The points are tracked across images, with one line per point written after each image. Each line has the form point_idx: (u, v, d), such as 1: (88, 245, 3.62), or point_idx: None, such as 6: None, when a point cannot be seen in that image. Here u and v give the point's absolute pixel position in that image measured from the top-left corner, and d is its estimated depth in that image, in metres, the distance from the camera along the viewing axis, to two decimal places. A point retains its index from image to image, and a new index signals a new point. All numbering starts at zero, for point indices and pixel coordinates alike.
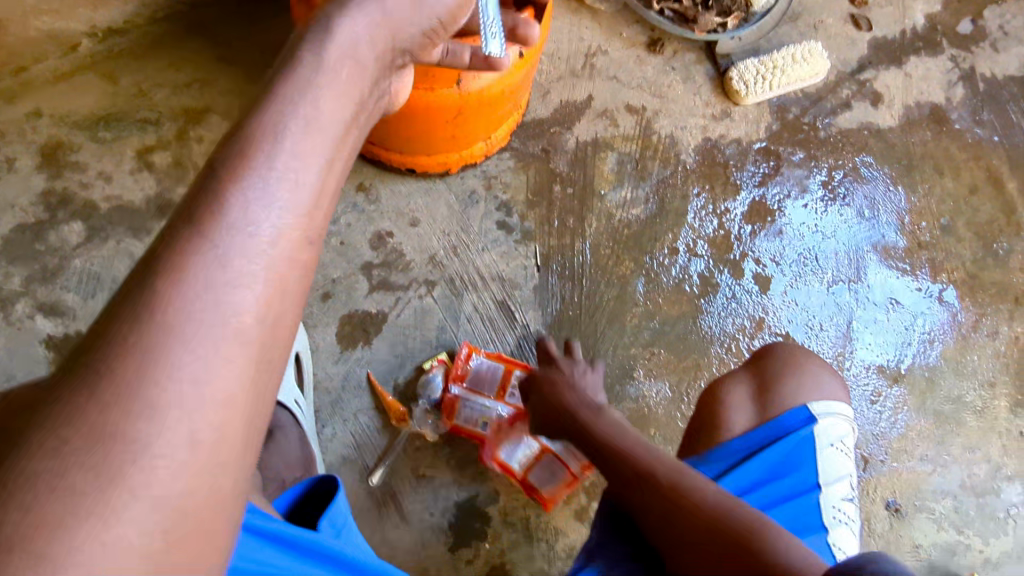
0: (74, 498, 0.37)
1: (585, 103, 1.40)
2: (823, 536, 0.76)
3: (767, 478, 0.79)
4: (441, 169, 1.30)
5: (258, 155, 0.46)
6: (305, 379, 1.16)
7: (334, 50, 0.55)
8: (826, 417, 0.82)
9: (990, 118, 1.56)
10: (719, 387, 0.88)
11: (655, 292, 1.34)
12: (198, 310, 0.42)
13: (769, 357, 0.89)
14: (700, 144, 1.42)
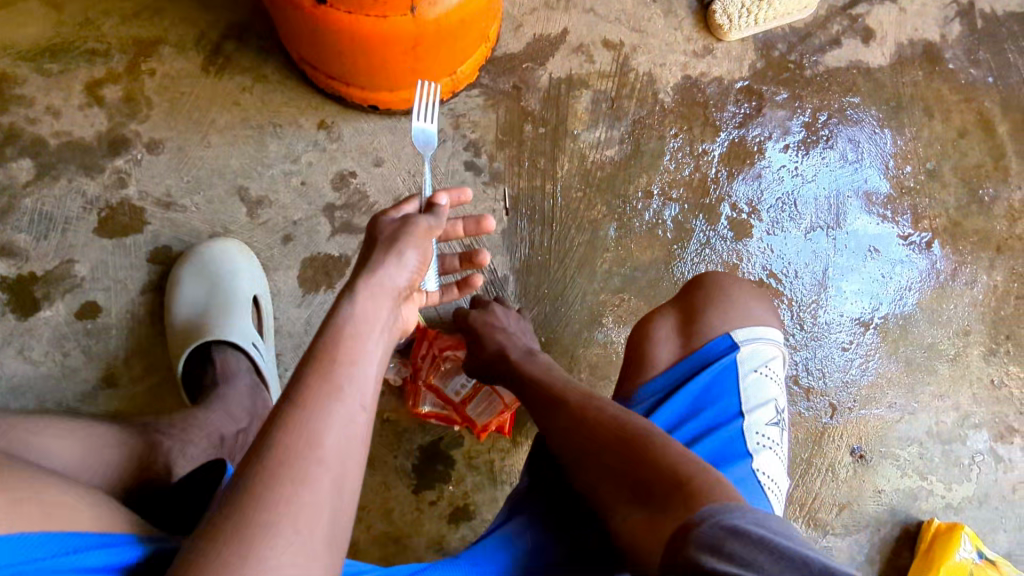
0: (261, 525, 0.55)
1: (560, 37, 1.33)
2: (749, 463, 0.81)
3: (693, 410, 0.84)
4: (406, 106, 1.23)
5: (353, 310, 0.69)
6: (265, 321, 1.15)
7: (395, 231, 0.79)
8: (748, 344, 0.86)
9: (986, 58, 1.49)
10: (647, 323, 0.92)
11: (627, 237, 1.30)
12: (328, 417, 0.62)
13: (699, 289, 0.93)
14: (679, 83, 1.36)
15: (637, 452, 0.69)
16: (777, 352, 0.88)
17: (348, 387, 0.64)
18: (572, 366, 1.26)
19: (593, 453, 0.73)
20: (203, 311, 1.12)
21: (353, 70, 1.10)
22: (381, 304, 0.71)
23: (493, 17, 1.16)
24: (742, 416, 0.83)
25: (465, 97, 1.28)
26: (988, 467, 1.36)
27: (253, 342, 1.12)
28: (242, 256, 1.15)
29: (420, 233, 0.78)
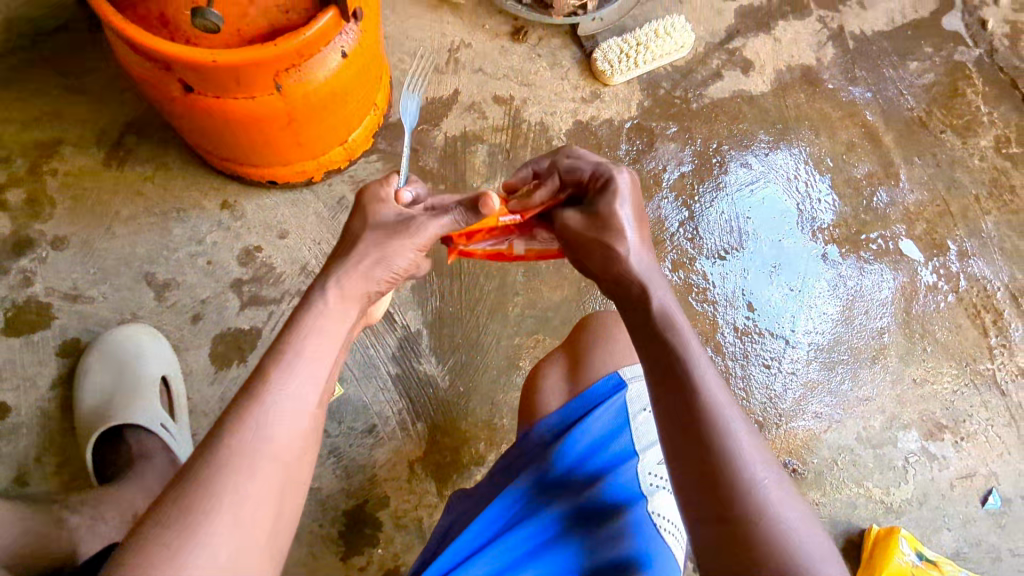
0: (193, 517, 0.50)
1: (452, 98, 1.40)
2: (643, 505, 0.77)
3: (591, 449, 0.81)
4: (304, 178, 1.27)
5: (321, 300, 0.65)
6: (176, 400, 1.15)
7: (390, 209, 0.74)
8: (636, 381, 0.83)
9: (863, 75, 1.58)
10: (538, 373, 0.92)
11: (536, 280, 1.33)
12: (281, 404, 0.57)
13: (585, 330, 0.93)
14: (571, 128, 1.42)
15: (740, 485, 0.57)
16: None
17: (304, 380, 0.59)
18: (493, 412, 1.26)
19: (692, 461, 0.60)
20: (111, 396, 1.12)
21: (240, 150, 1.14)
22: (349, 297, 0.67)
23: (376, 85, 1.22)
24: (637, 457, 0.80)
25: (363, 163, 1.33)
26: (923, 466, 1.37)
27: (162, 422, 1.11)
28: (149, 338, 1.16)
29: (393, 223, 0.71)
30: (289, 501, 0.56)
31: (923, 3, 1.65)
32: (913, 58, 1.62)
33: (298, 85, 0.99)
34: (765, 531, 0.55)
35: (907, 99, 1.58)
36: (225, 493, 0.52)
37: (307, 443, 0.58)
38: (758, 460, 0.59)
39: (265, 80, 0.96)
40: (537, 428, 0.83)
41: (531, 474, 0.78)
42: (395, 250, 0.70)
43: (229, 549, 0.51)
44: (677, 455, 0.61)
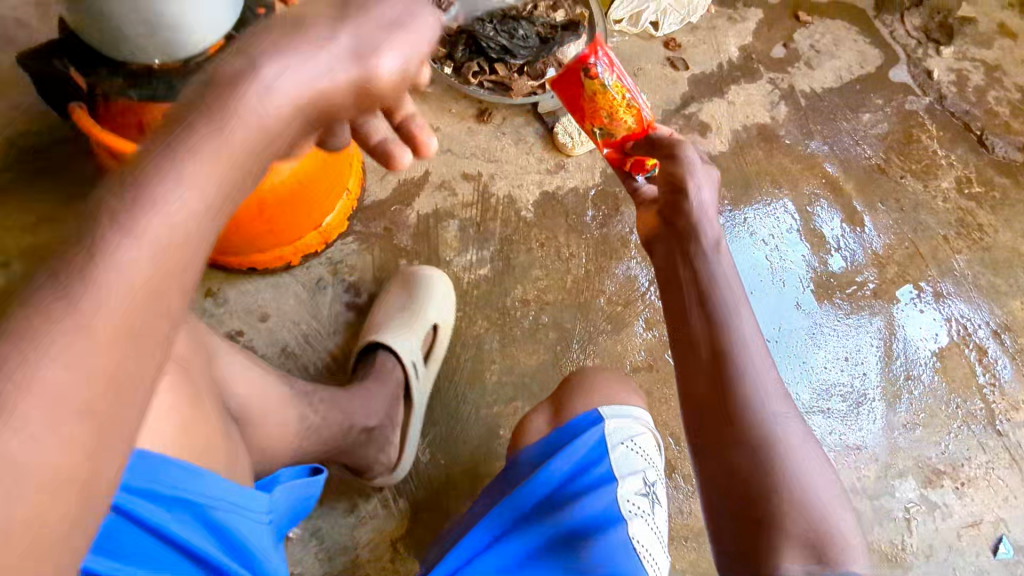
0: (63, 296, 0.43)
1: (423, 178, 1.47)
2: (620, 526, 0.87)
3: (575, 473, 0.92)
4: (282, 263, 1.33)
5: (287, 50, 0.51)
6: None
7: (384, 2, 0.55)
8: (615, 419, 0.96)
9: (817, 129, 1.65)
10: (528, 419, 1.10)
11: (512, 347, 1.35)
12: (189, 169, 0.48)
13: (570, 384, 1.10)
14: (538, 198, 1.48)
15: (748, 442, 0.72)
16: (640, 432, 0.98)
17: (233, 142, 0.49)
18: (476, 481, 1.26)
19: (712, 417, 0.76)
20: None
21: (218, 240, 1.21)
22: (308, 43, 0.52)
23: (345, 171, 1.30)
24: (616, 483, 0.90)
25: (340, 245, 1.38)
26: (925, 516, 1.33)
27: None
28: None
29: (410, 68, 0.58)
30: (159, 327, 0.47)
31: (868, 59, 1.74)
32: (864, 110, 1.69)
33: (265, 175, 1.06)
34: (759, 425, 0.73)
35: (863, 149, 1.64)
36: (87, 305, 0.44)
37: (188, 244, 0.48)
38: (771, 384, 0.76)
39: None
40: (523, 457, 0.98)
41: (516, 497, 0.90)
42: (392, 14, 0.55)
43: (99, 348, 0.44)
44: (702, 341, 0.79)
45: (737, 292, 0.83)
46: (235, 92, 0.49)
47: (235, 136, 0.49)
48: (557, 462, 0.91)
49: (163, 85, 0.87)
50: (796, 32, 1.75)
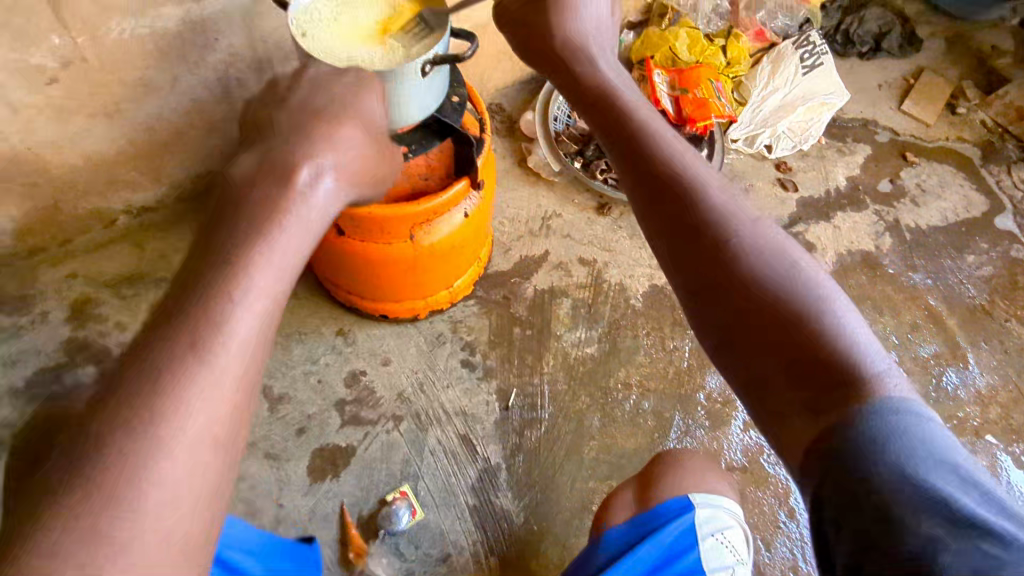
0: (106, 501, 0.52)
1: (542, 256, 1.60)
2: None
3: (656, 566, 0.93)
4: (411, 315, 1.45)
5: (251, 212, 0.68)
6: None
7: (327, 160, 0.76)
8: (706, 508, 0.98)
9: (922, 263, 1.71)
10: (613, 496, 1.10)
11: (611, 426, 1.42)
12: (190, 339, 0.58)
13: (658, 463, 1.10)
14: (648, 290, 1.58)
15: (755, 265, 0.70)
16: (732, 523, 0.98)
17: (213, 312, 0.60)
18: (562, 554, 1.29)
19: (713, 277, 0.72)
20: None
21: (366, 286, 1.35)
22: (324, 192, 0.74)
23: (483, 241, 1.44)
24: None
25: (462, 306, 1.51)
26: None
27: None
28: None
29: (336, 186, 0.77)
30: (204, 478, 0.57)
31: (974, 204, 1.81)
32: (969, 252, 1.74)
33: (428, 234, 1.21)
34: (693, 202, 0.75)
35: (967, 288, 1.68)
36: (132, 492, 0.53)
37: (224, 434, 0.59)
38: (696, 174, 0.78)
39: (404, 230, 1.18)
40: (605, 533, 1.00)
41: None
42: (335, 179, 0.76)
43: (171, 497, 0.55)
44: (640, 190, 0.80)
45: (661, 128, 0.83)
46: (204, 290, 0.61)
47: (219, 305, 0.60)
48: (646, 546, 0.94)
49: None
50: (903, 170, 1.84)
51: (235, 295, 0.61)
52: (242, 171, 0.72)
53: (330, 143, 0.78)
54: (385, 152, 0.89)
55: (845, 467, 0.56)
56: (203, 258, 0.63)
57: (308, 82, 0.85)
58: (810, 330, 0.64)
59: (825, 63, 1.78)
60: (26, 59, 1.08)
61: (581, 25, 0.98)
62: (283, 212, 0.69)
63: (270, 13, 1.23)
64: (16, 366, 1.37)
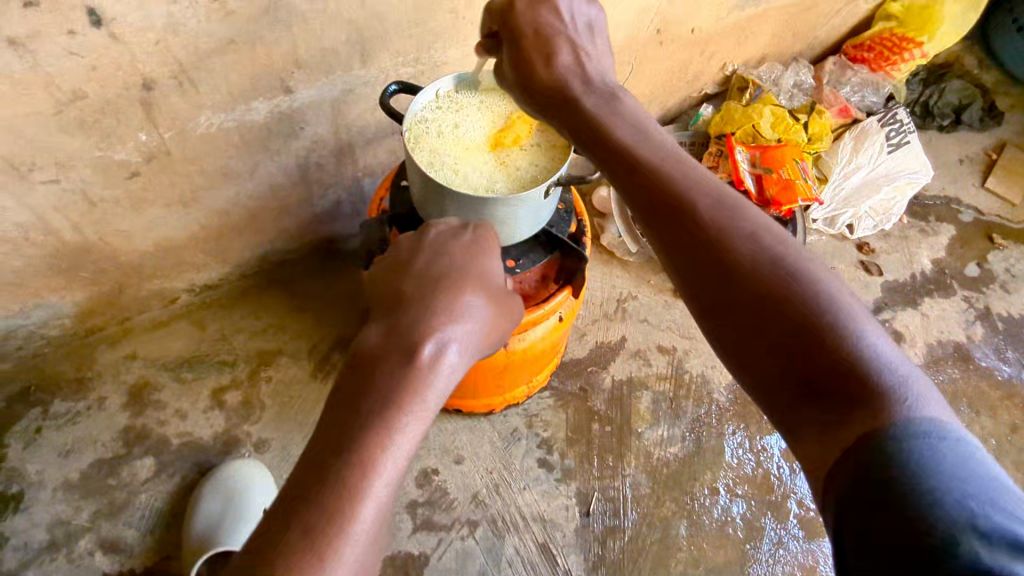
0: None
1: (619, 343, 1.52)
2: None
3: None
4: (486, 409, 1.37)
5: (404, 361, 0.66)
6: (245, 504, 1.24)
7: (464, 309, 0.76)
8: None
9: (1017, 355, 1.62)
10: None
11: (699, 536, 1.33)
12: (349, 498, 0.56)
13: None
14: (731, 383, 1.51)
15: (765, 271, 0.61)
16: None
17: (372, 467, 0.58)
18: None
19: (723, 296, 0.63)
20: (219, 525, 1.22)
21: None
22: (450, 366, 0.70)
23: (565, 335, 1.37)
24: None
25: (537, 398, 1.43)
26: None
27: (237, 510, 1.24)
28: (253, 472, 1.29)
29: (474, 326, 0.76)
30: None
31: None
32: None
33: (520, 341, 1.15)
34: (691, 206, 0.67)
35: None
36: None
37: None
38: (691, 179, 0.69)
39: (499, 338, 1.12)
40: None
41: None
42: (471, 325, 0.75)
43: None
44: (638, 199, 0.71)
45: (655, 133, 0.74)
46: (361, 447, 0.59)
47: (376, 464, 0.59)
48: None
49: None
50: (990, 253, 1.76)
51: (357, 500, 0.56)
52: (384, 327, 0.71)
53: (454, 313, 0.74)
54: (506, 304, 0.84)
55: (865, 489, 0.45)
56: (327, 451, 0.59)
57: (428, 240, 0.85)
58: (833, 347, 0.54)
59: (910, 142, 1.72)
60: (110, 156, 1.02)
61: (556, 56, 0.79)
62: (413, 394, 0.64)
63: (359, 102, 1.18)
64: (71, 456, 1.30)
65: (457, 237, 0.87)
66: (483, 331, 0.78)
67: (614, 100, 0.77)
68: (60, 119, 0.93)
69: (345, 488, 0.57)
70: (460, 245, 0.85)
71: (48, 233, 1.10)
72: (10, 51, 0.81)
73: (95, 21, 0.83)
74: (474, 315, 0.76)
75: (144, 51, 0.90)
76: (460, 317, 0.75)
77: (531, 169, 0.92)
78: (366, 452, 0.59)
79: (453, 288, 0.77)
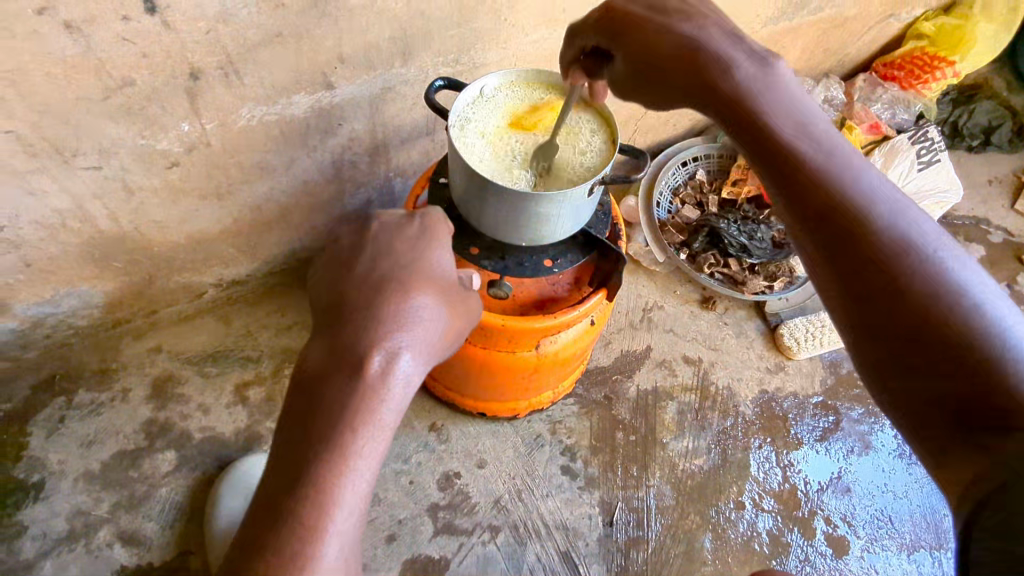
0: None
1: (645, 352, 1.51)
2: None
3: None
4: (510, 414, 1.36)
5: (338, 393, 0.58)
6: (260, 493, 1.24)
7: (410, 307, 0.65)
8: None
9: None
10: None
11: (724, 549, 1.31)
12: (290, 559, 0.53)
13: None
14: (757, 396, 1.50)
15: (924, 284, 0.57)
16: None
17: (313, 523, 0.54)
18: None
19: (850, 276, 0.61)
20: (241, 520, 1.21)
21: (472, 386, 1.26)
22: (403, 381, 0.61)
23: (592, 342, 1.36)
24: None
25: (561, 405, 1.41)
26: None
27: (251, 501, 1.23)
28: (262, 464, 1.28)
29: (426, 327, 0.66)
30: None
31: None
32: None
33: (551, 343, 1.14)
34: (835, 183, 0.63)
35: None
36: None
37: None
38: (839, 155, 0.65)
39: (531, 340, 1.11)
40: None
41: None
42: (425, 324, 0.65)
43: None
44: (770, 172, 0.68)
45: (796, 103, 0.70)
46: (296, 504, 0.55)
47: (310, 520, 0.54)
48: None
49: (514, 261, 1.00)
50: (1019, 275, 1.74)
51: (313, 550, 0.54)
52: (321, 345, 0.62)
53: (400, 320, 0.64)
54: (464, 300, 0.74)
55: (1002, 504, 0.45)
56: (277, 499, 0.55)
57: (369, 235, 0.72)
58: (982, 366, 0.53)
59: (941, 161, 1.72)
60: (152, 145, 1.03)
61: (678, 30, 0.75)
62: (362, 425, 0.58)
63: (397, 101, 1.19)
64: (92, 447, 1.29)
65: (402, 226, 0.74)
66: (439, 335, 0.68)
67: (763, 69, 0.71)
68: (108, 105, 0.93)
69: (285, 548, 0.53)
70: (408, 235, 0.73)
71: (85, 221, 1.10)
72: (66, 34, 0.82)
73: (150, 8, 0.84)
74: (425, 316, 0.66)
75: (195, 41, 0.90)
76: (403, 320, 0.64)
77: (576, 172, 0.92)
78: (301, 510, 0.55)
79: (400, 284, 0.67)
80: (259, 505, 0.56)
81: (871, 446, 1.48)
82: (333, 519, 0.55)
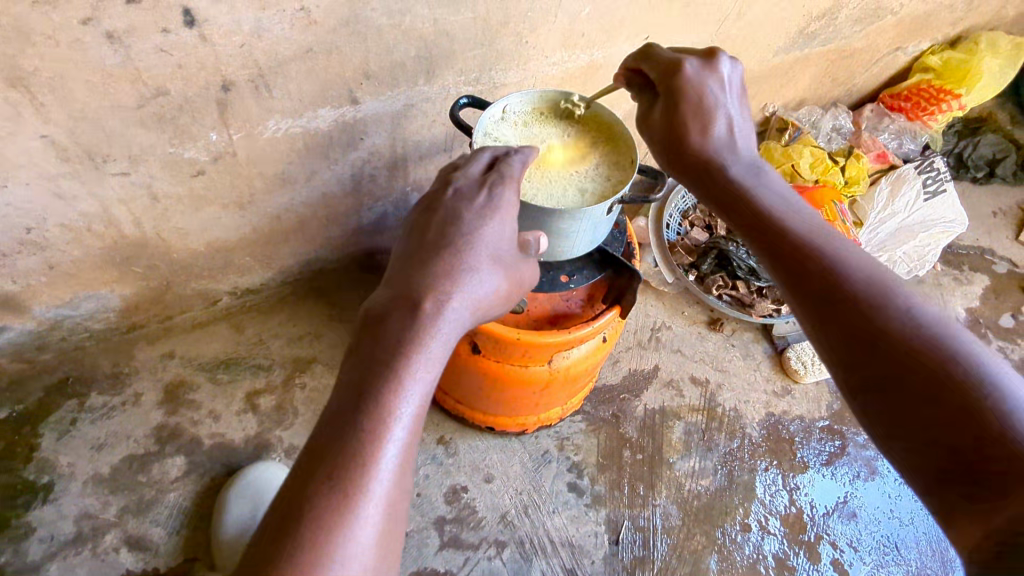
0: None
1: (652, 371, 1.52)
2: None
3: None
4: (518, 429, 1.36)
5: (401, 326, 0.66)
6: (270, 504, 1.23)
7: (466, 259, 0.72)
8: None
9: None
10: None
11: (729, 570, 1.30)
12: (353, 452, 0.57)
13: None
14: (763, 419, 1.50)
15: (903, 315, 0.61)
16: None
17: (375, 423, 0.59)
18: None
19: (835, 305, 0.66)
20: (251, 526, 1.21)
21: (482, 399, 1.27)
22: (452, 324, 0.68)
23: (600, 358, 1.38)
24: None
25: (569, 422, 1.42)
26: None
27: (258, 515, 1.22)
28: (264, 472, 1.27)
29: (481, 282, 0.72)
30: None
31: None
32: None
33: (564, 358, 1.15)
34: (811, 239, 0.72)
35: None
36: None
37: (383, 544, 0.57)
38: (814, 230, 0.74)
39: (544, 355, 1.12)
40: None
41: None
42: (479, 280, 0.72)
43: None
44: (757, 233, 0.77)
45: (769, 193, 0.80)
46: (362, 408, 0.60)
47: (373, 420, 0.59)
48: None
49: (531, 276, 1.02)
50: None
51: (372, 452, 0.57)
52: (385, 293, 0.71)
53: (456, 270, 0.71)
54: (522, 266, 0.79)
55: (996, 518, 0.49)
56: (341, 412, 0.60)
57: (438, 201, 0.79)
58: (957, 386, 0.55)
59: (948, 191, 1.74)
60: (180, 153, 1.05)
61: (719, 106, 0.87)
62: (417, 357, 0.64)
63: (419, 118, 1.22)
64: (103, 450, 1.29)
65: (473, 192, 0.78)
66: (491, 294, 0.74)
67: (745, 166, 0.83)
68: (141, 113, 0.96)
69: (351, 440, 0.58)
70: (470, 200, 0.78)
71: (110, 226, 1.12)
72: (107, 45, 0.85)
73: (188, 21, 0.87)
74: (481, 270, 0.73)
75: (229, 54, 0.93)
76: (460, 271, 0.71)
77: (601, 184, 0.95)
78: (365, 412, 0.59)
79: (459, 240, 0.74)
80: (332, 411, 0.61)
81: (876, 472, 1.48)
82: (393, 424, 0.59)
